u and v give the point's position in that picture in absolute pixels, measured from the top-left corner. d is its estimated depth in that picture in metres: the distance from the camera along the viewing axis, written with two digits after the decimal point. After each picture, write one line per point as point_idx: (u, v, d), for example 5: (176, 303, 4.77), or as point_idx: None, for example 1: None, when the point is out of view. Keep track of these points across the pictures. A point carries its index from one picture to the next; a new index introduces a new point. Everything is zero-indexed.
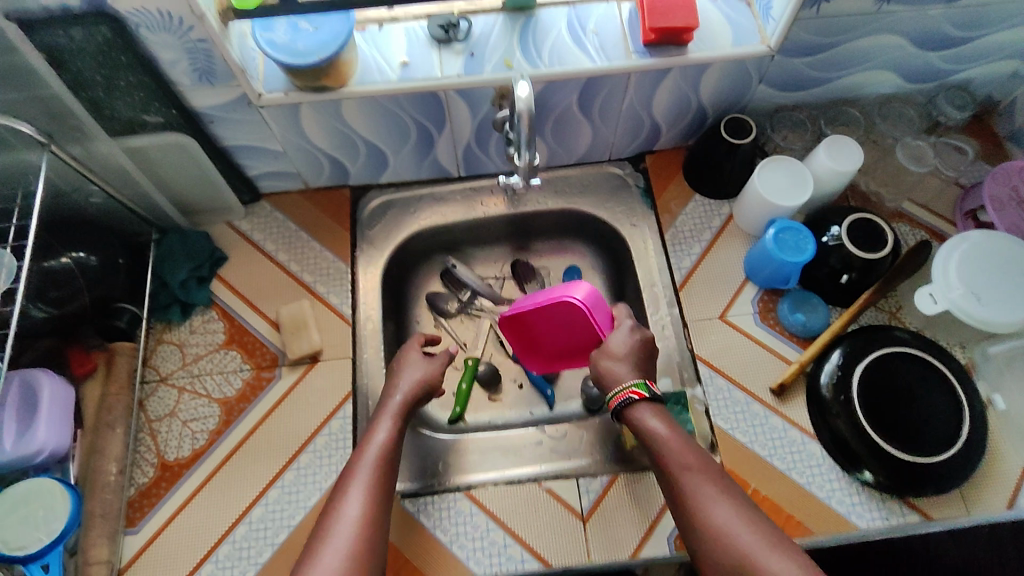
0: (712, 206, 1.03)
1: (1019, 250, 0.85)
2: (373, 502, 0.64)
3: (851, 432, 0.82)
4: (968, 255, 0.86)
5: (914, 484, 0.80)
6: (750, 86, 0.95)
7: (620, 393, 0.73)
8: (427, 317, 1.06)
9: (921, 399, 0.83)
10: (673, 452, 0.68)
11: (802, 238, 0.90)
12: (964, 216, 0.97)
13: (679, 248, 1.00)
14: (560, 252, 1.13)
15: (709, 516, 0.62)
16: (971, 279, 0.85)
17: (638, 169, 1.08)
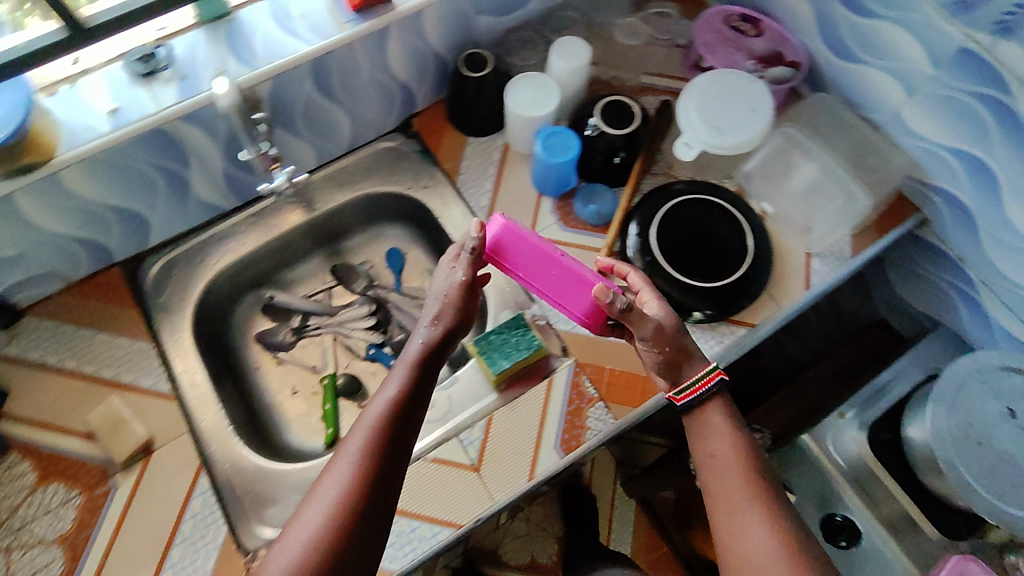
0: (487, 142, 1.03)
1: (733, 78, 0.96)
2: (365, 471, 0.64)
3: (668, 286, 0.89)
4: (700, 97, 0.95)
5: (732, 301, 0.89)
6: (473, 19, 0.96)
7: (709, 376, 0.74)
8: (269, 359, 1.01)
9: (709, 234, 0.93)
10: (720, 464, 0.71)
11: (567, 137, 0.94)
12: (692, 68, 1.05)
13: (474, 191, 1.00)
14: (373, 240, 1.10)
15: (750, 532, 0.66)
16: (709, 117, 0.94)
17: (409, 134, 1.05)
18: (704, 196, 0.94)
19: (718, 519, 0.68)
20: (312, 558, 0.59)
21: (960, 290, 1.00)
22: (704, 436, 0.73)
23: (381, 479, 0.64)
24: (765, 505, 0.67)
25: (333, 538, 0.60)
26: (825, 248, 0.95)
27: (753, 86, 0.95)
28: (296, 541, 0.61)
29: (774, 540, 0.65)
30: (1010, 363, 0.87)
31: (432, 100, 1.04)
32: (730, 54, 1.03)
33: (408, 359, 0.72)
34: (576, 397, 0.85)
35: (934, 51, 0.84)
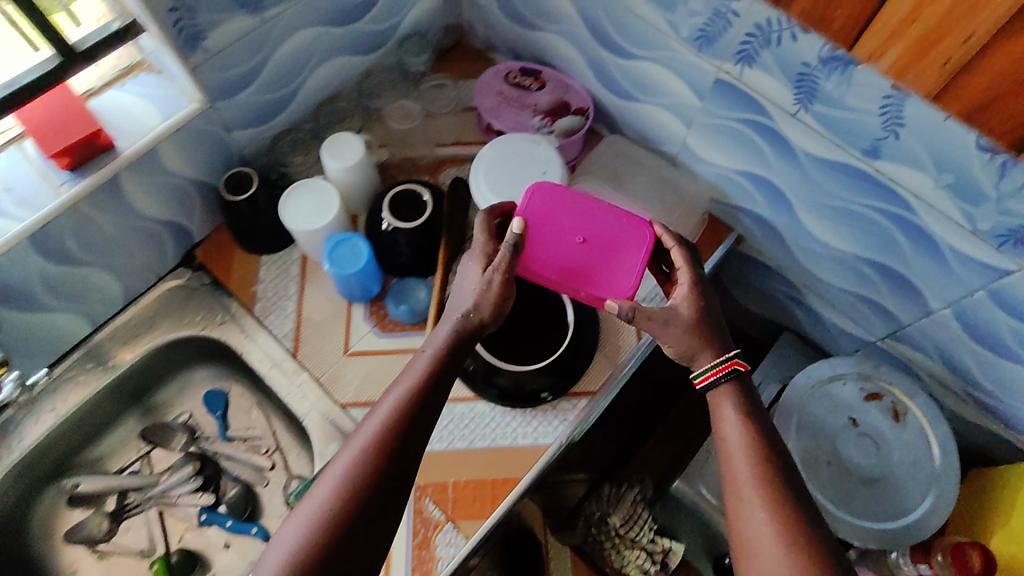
0: (282, 257, 0.94)
1: (516, 144, 0.93)
2: (339, 488, 0.63)
3: (498, 376, 0.84)
4: (487, 171, 0.91)
5: (566, 374, 0.85)
6: (230, 137, 0.86)
7: (721, 366, 0.73)
8: (84, 557, 0.91)
9: (531, 306, 0.90)
10: (731, 455, 0.69)
11: (357, 244, 0.86)
12: (486, 132, 1.01)
13: (275, 316, 0.91)
14: (187, 387, 1.00)
15: (759, 529, 0.64)
16: (502, 191, 0.90)
17: (196, 267, 0.95)
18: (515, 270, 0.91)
19: (734, 514, 0.66)
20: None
21: (794, 297, 0.99)
22: (718, 422, 0.73)
23: (365, 494, 0.63)
24: (778, 496, 0.65)
25: (313, 552, 0.60)
26: (652, 290, 0.91)
27: (545, 148, 0.92)
28: (309, 516, 0.62)
29: (784, 540, 0.62)
30: (842, 371, 0.86)
31: (211, 226, 0.94)
32: (516, 114, 0.99)
33: (428, 347, 0.73)
34: (420, 527, 0.78)
35: (697, 84, 0.81)
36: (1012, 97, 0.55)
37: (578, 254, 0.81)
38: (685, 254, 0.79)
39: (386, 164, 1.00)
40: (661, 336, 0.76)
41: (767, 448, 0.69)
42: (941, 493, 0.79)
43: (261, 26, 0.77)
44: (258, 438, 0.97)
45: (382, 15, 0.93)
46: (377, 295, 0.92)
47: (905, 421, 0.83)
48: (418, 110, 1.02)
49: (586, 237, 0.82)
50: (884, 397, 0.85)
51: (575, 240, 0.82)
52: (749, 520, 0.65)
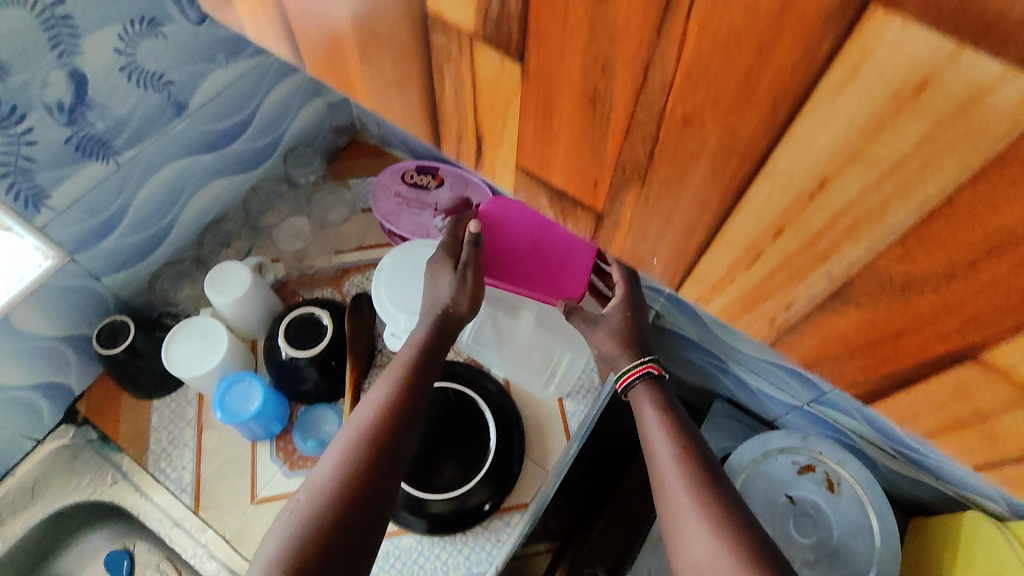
0: (177, 400, 0.86)
1: (413, 251, 0.89)
2: (315, 499, 0.58)
3: (423, 504, 0.80)
4: (387, 284, 0.87)
5: (495, 489, 0.81)
6: (97, 284, 0.80)
7: (637, 368, 0.71)
8: None
9: (453, 417, 0.86)
10: (654, 449, 0.66)
11: (248, 384, 0.80)
12: (390, 234, 0.97)
13: (171, 468, 0.83)
14: (84, 552, 0.90)
15: (687, 521, 0.58)
16: (403, 302, 0.86)
17: (80, 421, 0.86)
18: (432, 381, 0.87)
19: (663, 508, 0.61)
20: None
21: (719, 366, 0.98)
22: (639, 415, 0.69)
23: (346, 504, 0.58)
24: (706, 480, 0.61)
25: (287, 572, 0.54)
26: (574, 384, 0.89)
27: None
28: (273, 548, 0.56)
29: (717, 529, 0.56)
30: (773, 446, 0.85)
31: (94, 375, 0.87)
32: (416, 216, 0.96)
33: (401, 366, 0.70)
34: None
35: None
36: (847, 379, 0.34)
37: (523, 259, 0.78)
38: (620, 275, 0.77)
39: (283, 281, 0.95)
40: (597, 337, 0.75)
41: (691, 438, 0.66)
42: (888, 563, 0.76)
43: (115, 172, 0.74)
44: None
45: (257, 132, 0.90)
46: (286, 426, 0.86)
47: (840, 491, 0.81)
48: (307, 225, 0.98)
49: (536, 244, 0.78)
50: (817, 468, 0.83)
51: (522, 246, 0.78)
52: (678, 511, 0.59)
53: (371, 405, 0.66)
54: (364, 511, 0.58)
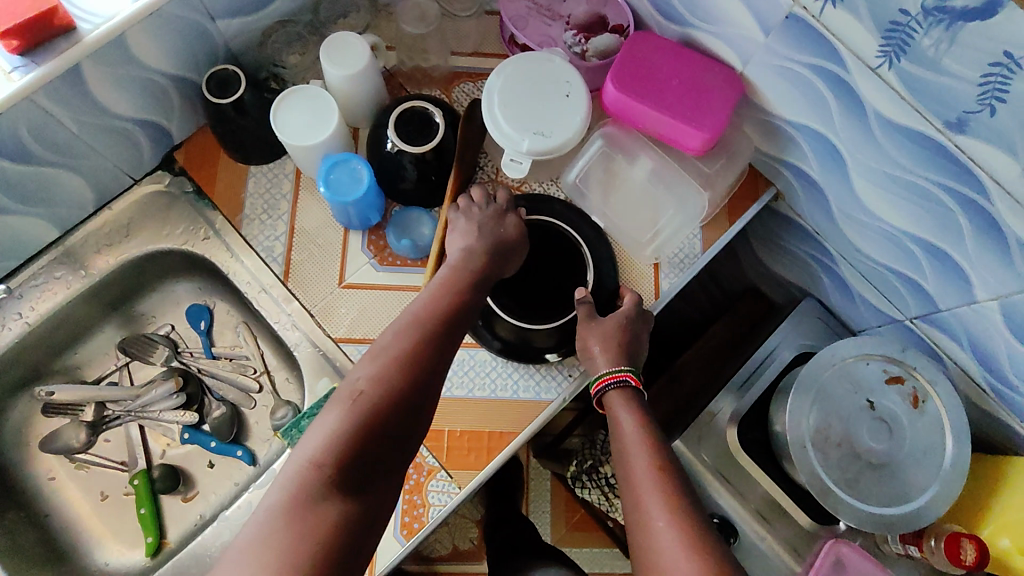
0: (273, 171, 0.85)
1: (541, 65, 0.80)
2: (396, 358, 0.59)
3: (509, 333, 0.78)
4: (508, 97, 0.80)
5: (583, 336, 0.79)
6: (210, 25, 0.75)
7: (615, 373, 0.72)
8: (60, 465, 0.87)
9: (548, 261, 0.81)
10: (625, 466, 0.64)
11: (355, 166, 0.77)
12: (508, 44, 0.89)
13: (263, 237, 0.83)
14: (169, 298, 0.93)
15: (652, 533, 0.57)
16: (522, 122, 0.79)
17: (176, 171, 0.86)
18: (537, 217, 0.82)
19: (630, 526, 0.60)
20: (346, 437, 0.54)
21: (822, 262, 0.92)
22: (613, 434, 0.67)
23: (408, 389, 0.58)
24: (675, 497, 0.59)
25: (369, 415, 0.55)
26: (674, 253, 0.83)
27: (559, 65, 0.80)
28: (348, 394, 0.57)
29: (684, 539, 0.56)
30: (869, 351, 0.80)
31: (194, 127, 0.85)
32: (545, 26, 0.87)
33: (463, 254, 0.71)
34: (412, 472, 0.76)
35: (763, 16, 0.69)
36: None
37: (668, 90, 0.79)
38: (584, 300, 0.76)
39: (392, 71, 0.89)
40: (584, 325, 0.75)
41: (664, 456, 0.64)
42: (946, 485, 0.76)
43: None
44: (246, 359, 0.92)
45: None
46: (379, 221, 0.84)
47: (923, 409, 0.77)
48: (433, 9, 0.88)
49: (684, 82, 0.78)
50: (906, 381, 0.79)
51: (669, 83, 0.79)
52: (647, 523, 0.58)
53: (438, 289, 0.67)
54: (430, 382, 0.60)
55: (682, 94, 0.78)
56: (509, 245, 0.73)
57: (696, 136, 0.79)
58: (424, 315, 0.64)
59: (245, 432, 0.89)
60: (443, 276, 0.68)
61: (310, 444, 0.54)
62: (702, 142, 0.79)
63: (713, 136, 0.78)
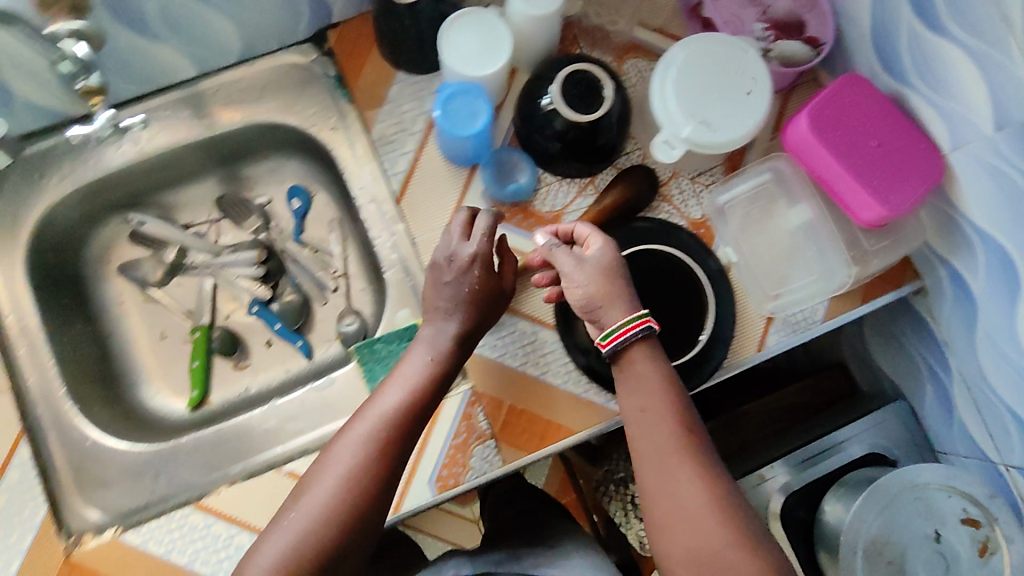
0: (420, 85, 0.81)
1: (731, 53, 0.74)
2: (351, 477, 0.60)
3: (594, 347, 0.76)
4: (687, 74, 0.73)
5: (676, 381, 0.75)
6: None
7: (632, 323, 0.64)
8: (130, 295, 0.89)
9: (659, 296, 0.76)
10: (648, 415, 0.62)
11: (475, 100, 0.72)
12: (689, 13, 0.83)
13: (390, 149, 0.80)
14: (277, 170, 0.93)
15: (688, 501, 0.58)
16: (694, 107, 0.73)
17: (324, 51, 0.83)
18: (660, 247, 0.78)
19: (656, 486, 0.60)
20: (294, 560, 0.57)
21: (935, 370, 0.86)
22: (641, 389, 0.63)
23: (361, 509, 0.60)
24: (710, 468, 0.59)
25: (320, 536, 0.58)
26: (793, 314, 0.77)
27: (752, 58, 0.74)
28: (310, 504, 0.59)
29: (710, 503, 0.57)
30: (955, 485, 0.75)
31: (357, 11, 0.81)
32: (737, 7, 0.81)
33: (432, 339, 0.69)
34: (463, 431, 0.75)
35: (1006, 107, 0.61)
36: None
37: (862, 148, 0.72)
38: (513, 271, 0.73)
39: (569, 21, 0.82)
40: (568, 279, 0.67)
41: (689, 419, 0.62)
42: None
43: None
44: (330, 257, 0.92)
45: None
46: (498, 160, 0.80)
47: (988, 560, 0.73)
48: None
49: (883, 146, 0.71)
50: (980, 527, 0.74)
51: (867, 142, 0.72)
52: (678, 492, 0.58)
53: (403, 384, 0.66)
54: (380, 494, 0.61)
55: (874, 155, 0.71)
56: (473, 325, 0.70)
57: (874, 207, 0.72)
58: (387, 416, 0.64)
59: (310, 325, 0.90)
60: (418, 368, 0.67)
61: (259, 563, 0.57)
62: (876, 214, 0.72)
63: (895, 213, 0.71)
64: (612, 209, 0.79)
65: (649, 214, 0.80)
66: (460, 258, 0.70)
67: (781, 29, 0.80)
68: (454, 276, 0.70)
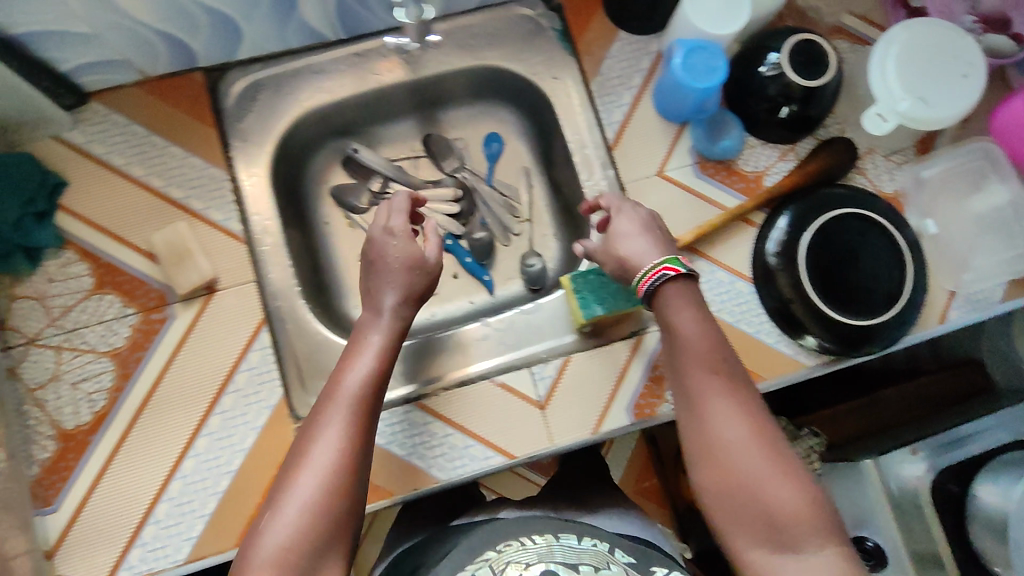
0: (640, 44, 0.87)
1: (950, 37, 0.79)
2: (343, 465, 0.59)
3: (796, 298, 0.79)
4: (908, 53, 0.78)
5: (870, 340, 0.79)
6: None
7: (654, 269, 0.69)
8: (336, 216, 0.95)
9: (860, 257, 0.80)
10: (698, 352, 0.65)
11: (711, 57, 0.77)
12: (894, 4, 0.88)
13: (608, 100, 0.86)
14: (476, 118, 0.99)
15: (729, 436, 0.60)
16: (912, 83, 0.78)
17: (552, 6, 0.89)
18: (861, 211, 0.81)
19: (700, 420, 0.62)
20: (302, 537, 0.55)
21: None
22: (670, 334, 0.67)
23: (349, 496, 0.58)
24: (751, 405, 0.62)
25: (318, 517, 0.56)
26: (976, 290, 0.83)
27: (969, 45, 0.79)
28: (308, 486, 0.57)
29: (755, 434, 0.60)
30: None
31: None
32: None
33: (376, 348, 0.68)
34: (659, 364, 0.82)
35: None
36: None
37: None
38: (437, 243, 0.77)
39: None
40: (608, 250, 0.75)
41: (731, 364, 0.65)
42: None
43: None
44: (517, 202, 0.98)
45: None
46: (707, 120, 0.85)
47: None
48: None
49: None
50: None
51: None
52: (717, 425, 0.61)
53: (349, 387, 0.64)
54: (360, 487, 0.60)
55: None
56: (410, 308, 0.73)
57: None
58: (350, 411, 0.62)
59: (495, 262, 0.96)
60: (368, 371, 0.66)
61: (283, 521, 0.56)
62: None
63: None
64: (813, 174, 0.83)
65: (847, 183, 0.85)
66: (378, 229, 0.75)
67: (988, 24, 0.85)
68: (391, 253, 0.74)
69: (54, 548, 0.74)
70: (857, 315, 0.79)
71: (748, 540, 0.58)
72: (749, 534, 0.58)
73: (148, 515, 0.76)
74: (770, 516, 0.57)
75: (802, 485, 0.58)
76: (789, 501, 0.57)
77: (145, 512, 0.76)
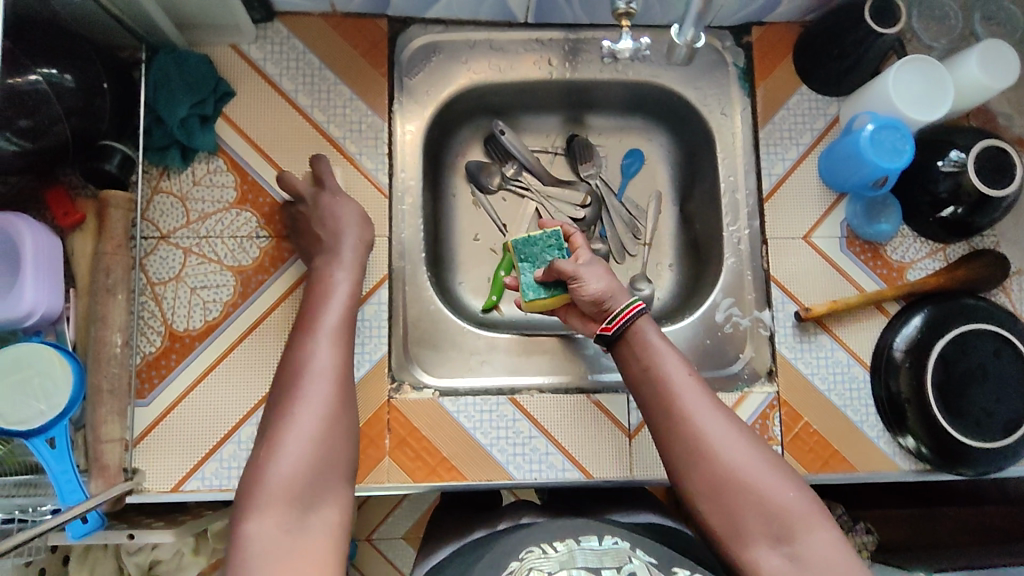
0: (820, 103, 0.85)
1: None
2: (321, 431, 0.59)
3: (915, 401, 0.77)
4: None
5: (979, 462, 0.76)
6: None
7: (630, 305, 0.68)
8: (464, 190, 0.95)
9: (988, 376, 0.77)
10: (670, 364, 0.65)
11: (899, 137, 0.75)
12: None
13: (773, 150, 0.85)
14: (623, 131, 0.97)
15: (712, 437, 0.60)
16: None
17: (741, 43, 0.88)
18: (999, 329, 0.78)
19: (682, 425, 0.61)
20: (292, 501, 0.54)
21: None
22: (646, 353, 0.66)
23: (330, 463, 0.58)
24: (726, 407, 0.63)
25: (305, 481, 0.56)
26: None
27: None
28: (287, 455, 0.57)
29: (738, 433, 0.60)
30: None
31: (787, 19, 0.86)
32: None
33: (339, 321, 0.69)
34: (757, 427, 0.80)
35: None
36: None
37: None
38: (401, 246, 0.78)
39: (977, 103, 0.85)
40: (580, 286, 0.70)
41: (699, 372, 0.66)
42: None
43: None
44: (642, 225, 0.95)
45: None
46: (866, 198, 0.83)
47: None
48: None
49: None
50: None
51: None
52: (695, 422, 0.61)
53: (306, 356, 0.64)
54: (341, 452, 0.59)
55: None
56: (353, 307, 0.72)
57: None
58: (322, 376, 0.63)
59: None
60: (330, 339, 0.67)
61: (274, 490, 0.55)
62: None
63: None
64: (959, 282, 0.81)
65: (992, 299, 0.82)
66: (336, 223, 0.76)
67: None
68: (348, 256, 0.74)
69: (138, 440, 0.76)
70: (973, 435, 0.75)
71: (751, 538, 0.57)
72: (756, 538, 0.57)
73: (230, 435, 0.77)
74: (765, 504, 0.57)
75: (796, 481, 0.59)
76: (785, 494, 0.57)
77: (229, 430, 0.76)
